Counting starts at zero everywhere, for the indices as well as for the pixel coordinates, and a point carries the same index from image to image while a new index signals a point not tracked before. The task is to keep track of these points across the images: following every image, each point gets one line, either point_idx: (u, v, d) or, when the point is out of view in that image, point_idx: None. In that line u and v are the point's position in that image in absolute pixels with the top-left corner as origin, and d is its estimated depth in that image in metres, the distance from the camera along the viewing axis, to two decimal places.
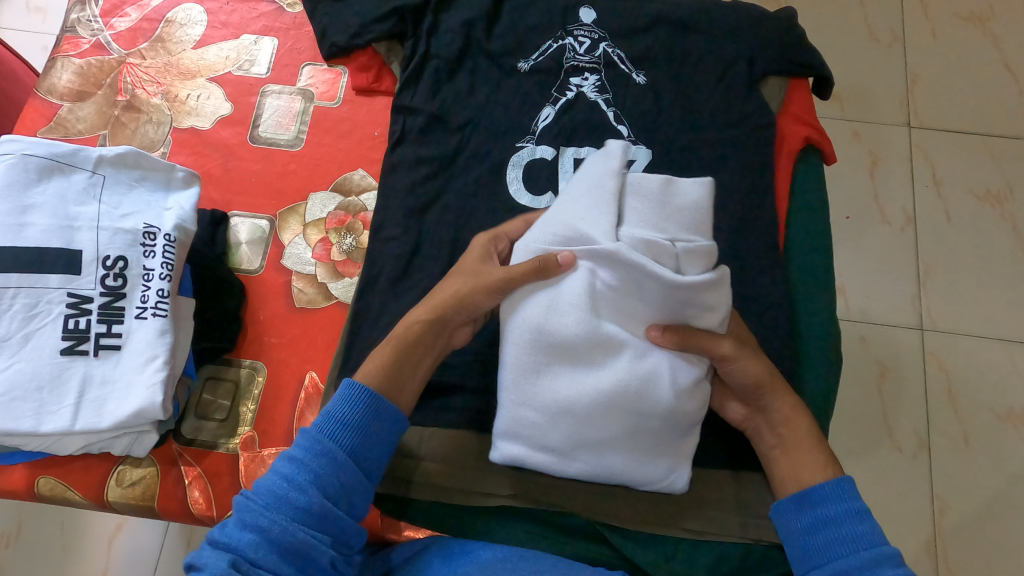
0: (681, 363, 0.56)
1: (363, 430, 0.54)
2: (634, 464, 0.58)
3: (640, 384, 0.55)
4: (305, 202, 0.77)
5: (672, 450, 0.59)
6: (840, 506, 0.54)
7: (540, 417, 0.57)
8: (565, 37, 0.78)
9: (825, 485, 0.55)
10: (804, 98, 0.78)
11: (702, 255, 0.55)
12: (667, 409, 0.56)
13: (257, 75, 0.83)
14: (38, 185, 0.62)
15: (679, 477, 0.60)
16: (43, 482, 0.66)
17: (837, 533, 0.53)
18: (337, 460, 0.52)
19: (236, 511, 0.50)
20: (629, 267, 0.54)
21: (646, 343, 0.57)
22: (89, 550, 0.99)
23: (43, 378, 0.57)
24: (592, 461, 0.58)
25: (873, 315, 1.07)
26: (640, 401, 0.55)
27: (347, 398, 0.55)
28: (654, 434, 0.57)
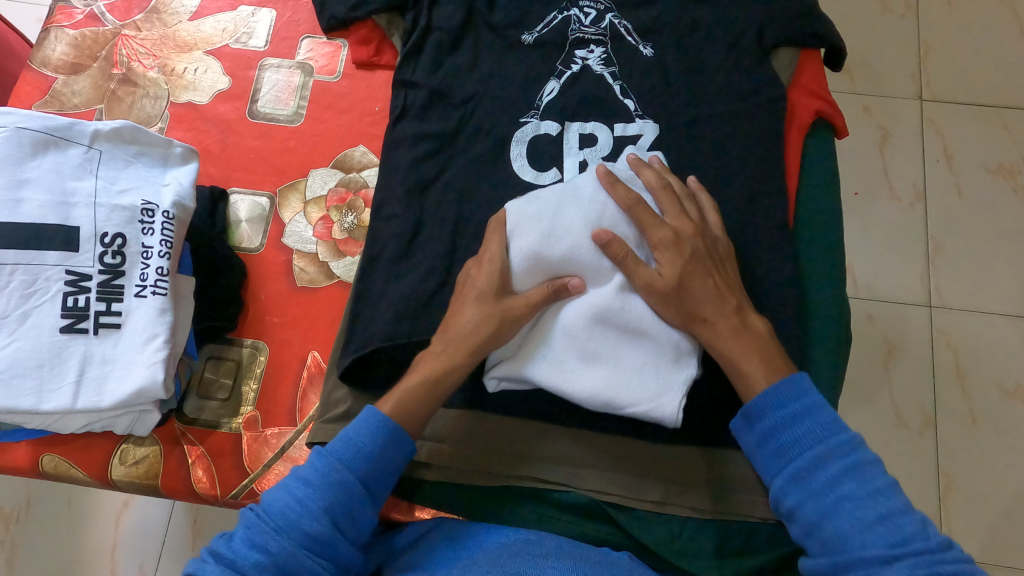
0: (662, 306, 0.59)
1: (379, 462, 0.54)
2: (622, 382, 0.57)
3: (629, 299, 0.58)
4: (305, 179, 0.76)
5: (662, 374, 0.57)
6: (780, 413, 0.54)
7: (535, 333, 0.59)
8: (570, 8, 0.76)
9: (759, 397, 0.55)
10: (815, 70, 0.76)
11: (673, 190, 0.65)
12: (652, 326, 0.58)
13: (255, 48, 0.81)
14: (33, 159, 0.61)
15: (668, 402, 0.56)
16: (46, 460, 0.66)
17: (785, 440, 0.54)
18: (350, 490, 0.53)
19: (246, 525, 0.51)
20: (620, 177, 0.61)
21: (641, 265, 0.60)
22: (97, 526, 1.00)
23: (43, 356, 0.56)
24: (579, 376, 0.57)
25: (881, 293, 1.06)
26: (626, 316, 0.58)
27: (368, 425, 0.55)
28: (641, 353, 0.58)
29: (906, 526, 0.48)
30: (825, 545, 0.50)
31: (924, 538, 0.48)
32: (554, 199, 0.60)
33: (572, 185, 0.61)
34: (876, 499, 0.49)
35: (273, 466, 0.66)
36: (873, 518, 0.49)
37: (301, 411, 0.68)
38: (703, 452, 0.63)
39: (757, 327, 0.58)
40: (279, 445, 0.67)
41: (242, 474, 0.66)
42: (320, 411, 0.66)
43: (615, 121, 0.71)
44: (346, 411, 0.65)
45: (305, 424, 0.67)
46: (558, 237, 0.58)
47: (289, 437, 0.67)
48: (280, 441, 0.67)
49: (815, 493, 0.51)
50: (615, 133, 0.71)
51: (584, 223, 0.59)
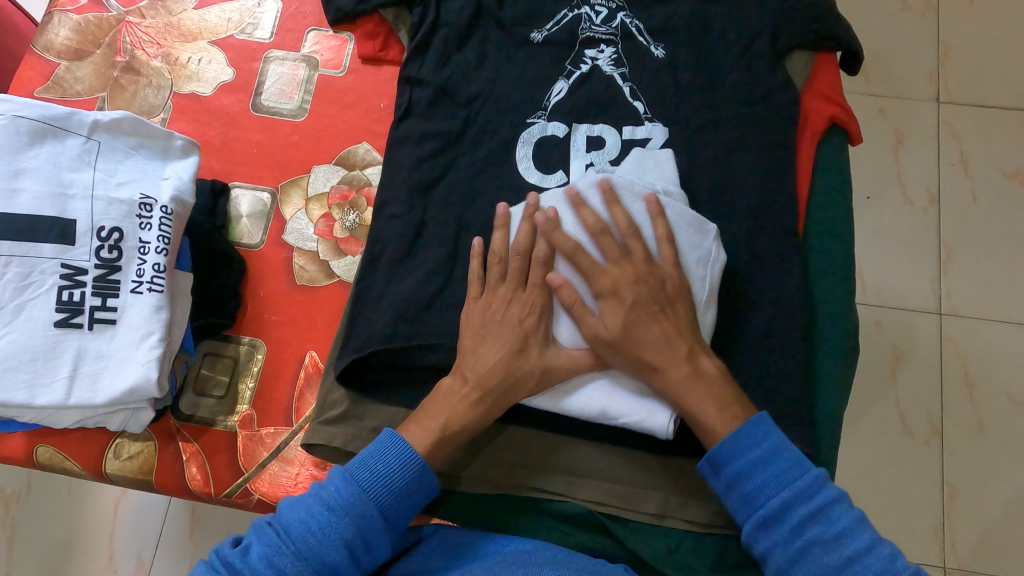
0: None
1: (400, 496, 0.55)
2: (615, 393, 0.58)
3: None
4: (308, 175, 0.75)
5: (655, 389, 0.57)
6: (746, 458, 0.53)
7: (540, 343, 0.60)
8: (581, 6, 0.74)
9: (722, 443, 0.54)
10: (830, 74, 0.74)
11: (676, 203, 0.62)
12: None
13: (260, 40, 0.79)
14: (30, 149, 0.59)
15: (660, 415, 0.56)
16: (41, 451, 0.65)
17: (750, 487, 0.53)
18: (371, 521, 0.53)
19: (264, 542, 0.51)
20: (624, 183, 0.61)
21: None
22: (95, 513, 1.02)
23: (36, 350, 0.55)
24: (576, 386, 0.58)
25: (891, 300, 1.04)
26: None
27: (394, 456, 0.55)
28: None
29: (874, 564, 0.49)
30: None
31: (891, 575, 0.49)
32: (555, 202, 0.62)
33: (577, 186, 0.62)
34: (845, 539, 0.50)
35: (267, 466, 0.65)
36: (843, 562, 0.50)
37: (297, 411, 0.67)
38: (703, 465, 0.61)
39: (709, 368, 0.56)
40: (275, 445, 0.66)
41: (237, 473, 0.65)
42: (316, 413, 0.65)
43: (623, 124, 0.70)
44: (342, 413, 0.64)
45: (301, 425, 0.67)
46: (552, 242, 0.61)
47: (284, 437, 0.66)
48: (276, 440, 0.66)
49: (786, 541, 0.52)
50: (623, 136, 0.70)
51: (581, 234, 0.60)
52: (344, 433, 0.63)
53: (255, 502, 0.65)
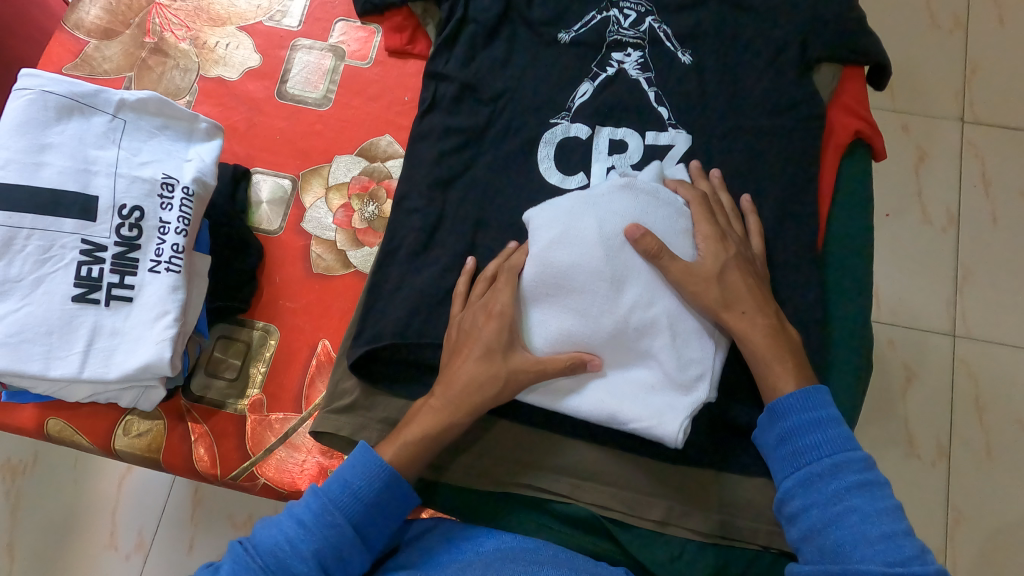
0: (682, 330, 0.58)
1: (373, 507, 0.55)
2: (626, 400, 0.57)
3: (639, 320, 0.57)
4: (329, 165, 0.75)
5: (665, 397, 0.57)
6: (809, 415, 0.54)
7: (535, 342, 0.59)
8: (610, 8, 0.74)
9: (789, 396, 0.55)
10: (858, 89, 0.73)
11: (683, 221, 0.62)
12: (662, 350, 0.57)
13: (288, 27, 0.80)
14: (57, 125, 0.60)
15: (670, 422, 0.55)
16: (51, 424, 0.66)
17: (801, 445, 0.54)
18: (342, 533, 0.53)
19: (233, 557, 0.52)
20: (644, 190, 0.61)
21: (656, 284, 0.58)
22: (99, 487, 1.03)
23: (53, 323, 0.56)
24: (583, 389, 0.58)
25: (903, 319, 1.03)
26: (634, 337, 0.58)
27: (365, 467, 0.55)
28: (648, 374, 0.58)
29: (907, 548, 0.48)
30: (821, 551, 0.50)
31: (920, 563, 0.47)
32: (571, 206, 0.60)
33: (592, 194, 0.61)
34: (882, 518, 0.49)
35: (274, 451, 0.66)
36: (877, 535, 0.49)
37: (307, 399, 0.68)
38: (710, 473, 0.61)
39: (793, 334, 0.59)
40: (283, 431, 0.66)
41: (243, 457, 0.66)
42: (325, 401, 0.65)
43: (646, 129, 0.70)
44: (352, 403, 0.64)
45: (310, 412, 0.67)
46: (567, 244, 0.58)
47: (292, 424, 0.67)
48: (284, 426, 0.67)
49: (825, 501, 0.51)
50: (645, 141, 0.69)
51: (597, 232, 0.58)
52: (353, 423, 0.63)
53: (259, 486, 0.66)
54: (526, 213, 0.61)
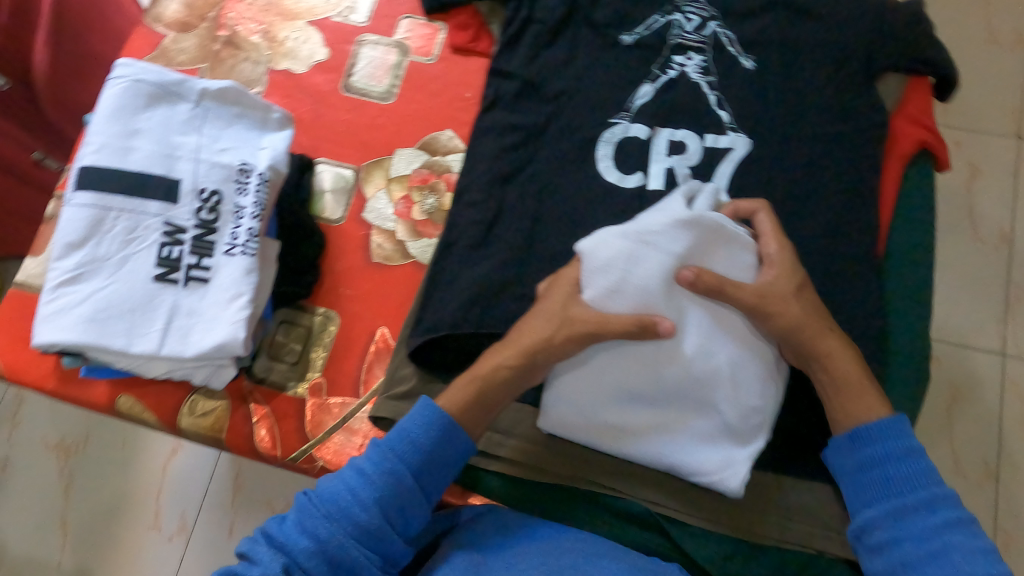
0: (743, 378, 0.56)
1: (430, 456, 0.56)
2: (687, 450, 0.58)
3: (700, 370, 0.56)
4: (390, 157, 0.77)
5: (727, 447, 0.57)
6: (895, 445, 0.54)
7: (589, 392, 0.58)
8: (673, 13, 0.75)
9: (876, 423, 0.54)
10: (923, 99, 0.73)
11: (746, 252, 0.58)
12: (723, 402, 0.57)
13: (356, 23, 0.82)
14: (145, 112, 0.63)
15: (733, 475, 0.56)
16: (122, 401, 0.68)
17: (882, 475, 0.54)
18: (402, 481, 0.54)
19: (298, 510, 0.53)
20: (706, 224, 0.57)
21: (716, 329, 0.57)
22: (147, 469, 1.05)
23: (136, 301, 0.58)
24: (640, 438, 0.59)
25: (948, 334, 1.03)
26: (693, 387, 0.57)
27: (420, 417, 0.56)
28: (707, 422, 0.58)
29: None
30: None
31: None
32: (627, 247, 0.57)
33: (649, 231, 0.57)
34: (983, 560, 0.48)
35: (333, 434, 0.67)
36: None
37: (365, 383, 0.69)
38: (764, 474, 0.62)
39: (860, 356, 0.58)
40: (341, 414, 0.68)
41: (303, 439, 0.67)
42: (384, 386, 0.67)
43: (706, 132, 0.70)
44: (410, 389, 0.66)
45: (368, 397, 0.68)
46: (625, 291, 0.56)
47: (351, 408, 0.68)
48: (342, 410, 0.68)
49: (915, 536, 0.51)
50: (705, 143, 0.70)
51: (656, 279, 0.56)
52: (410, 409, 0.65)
53: (318, 469, 0.67)
54: (578, 244, 0.58)
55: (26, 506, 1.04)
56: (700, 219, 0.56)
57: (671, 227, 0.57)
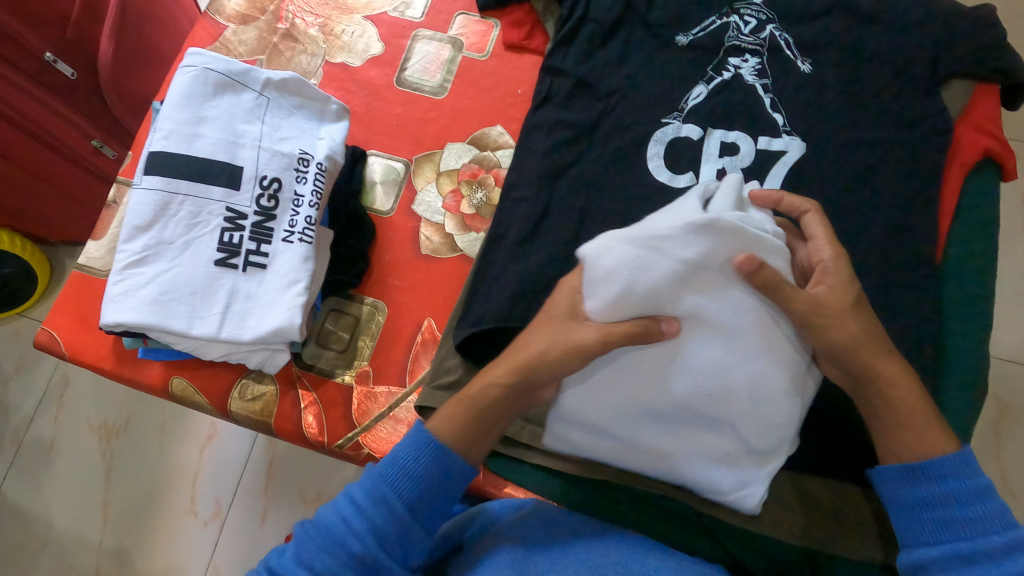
0: (763, 396, 0.52)
1: (425, 486, 0.54)
2: (701, 468, 0.56)
3: (716, 388, 0.52)
4: (441, 151, 0.78)
5: (742, 463, 0.56)
6: (966, 482, 0.49)
7: (602, 411, 0.57)
8: (730, 14, 0.74)
9: (944, 457, 0.50)
10: (991, 107, 0.71)
11: (776, 260, 0.52)
12: (738, 421, 0.53)
13: (411, 19, 0.83)
14: (212, 100, 0.64)
15: (750, 493, 0.56)
16: (175, 383, 0.69)
17: (951, 511, 0.49)
18: (394, 513, 0.52)
19: (297, 540, 0.53)
20: (725, 229, 0.50)
21: (737, 342, 0.52)
22: (185, 453, 1.07)
23: (197, 285, 0.59)
24: (656, 454, 0.58)
25: (998, 350, 1.01)
26: (709, 406, 0.53)
27: (414, 446, 0.55)
28: (722, 440, 0.55)
29: None
30: None
31: None
32: (632, 255, 0.51)
33: (657, 236, 0.51)
34: None
35: (379, 423, 0.68)
36: None
37: (410, 373, 0.70)
38: (811, 479, 0.61)
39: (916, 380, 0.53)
40: (387, 403, 0.69)
41: (349, 426, 0.68)
42: (430, 377, 0.67)
43: (760, 134, 0.70)
44: (456, 380, 0.66)
45: (414, 387, 0.69)
46: (630, 302, 0.51)
47: (397, 397, 0.69)
48: (388, 399, 0.69)
49: None
50: (758, 146, 0.70)
51: (668, 290, 0.51)
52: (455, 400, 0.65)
53: (363, 456, 0.68)
54: (580, 248, 0.53)
55: (68, 485, 1.07)
56: (716, 224, 0.49)
57: (685, 232, 0.50)
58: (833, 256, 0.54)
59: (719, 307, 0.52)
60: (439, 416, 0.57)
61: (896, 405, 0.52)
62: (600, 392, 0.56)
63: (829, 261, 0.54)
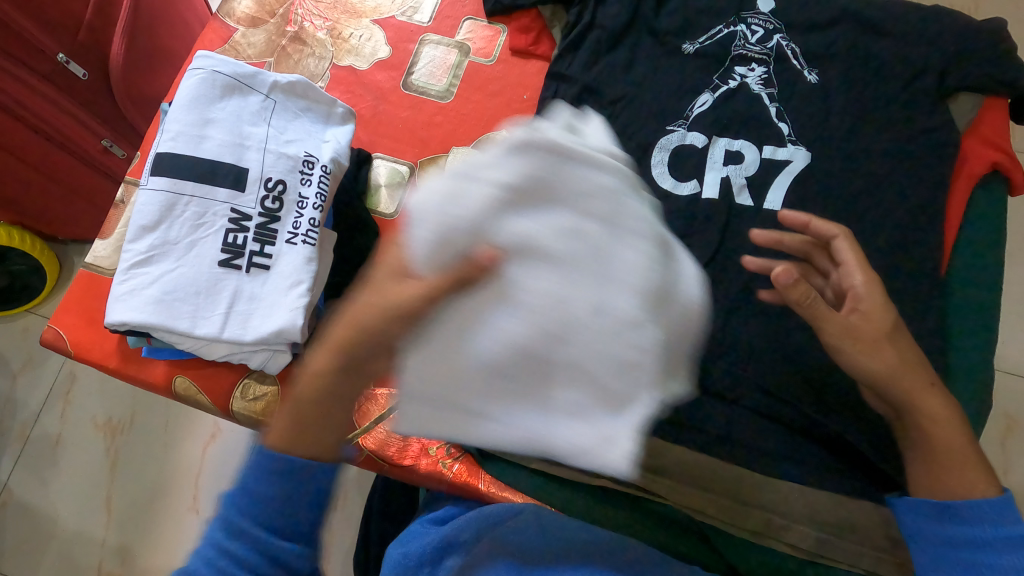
0: (624, 328, 0.46)
1: (280, 501, 0.51)
2: (559, 427, 0.50)
3: (560, 323, 0.46)
4: (446, 155, 0.78)
5: (602, 416, 0.48)
6: (1002, 531, 0.51)
7: (443, 377, 0.49)
8: (737, 23, 0.74)
9: (986, 502, 0.51)
10: (997, 120, 0.70)
11: (601, 177, 0.48)
12: (592, 361, 0.46)
13: (419, 23, 0.83)
14: (219, 102, 0.64)
15: (615, 449, 0.48)
16: (178, 382, 0.70)
17: (981, 554, 0.50)
18: (257, 535, 0.50)
19: None
20: (546, 147, 0.47)
21: (600, 275, 0.46)
22: (188, 450, 1.08)
23: (200, 285, 0.60)
24: (511, 424, 0.50)
25: (1004, 364, 1.01)
26: (567, 352, 0.46)
27: (253, 466, 0.52)
28: (581, 390, 0.48)
29: None
30: None
31: None
32: (447, 186, 0.46)
33: (477, 165, 0.47)
34: None
35: (379, 424, 0.68)
36: None
37: None
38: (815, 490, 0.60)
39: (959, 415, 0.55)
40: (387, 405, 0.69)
41: None
42: None
43: (765, 143, 0.70)
44: None
45: None
46: (455, 238, 0.46)
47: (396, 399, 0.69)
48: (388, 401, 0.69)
49: None
50: (763, 155, 0.70)
51: (494, 219, 0.46)
52: None
53: (362, 457, 0.68)
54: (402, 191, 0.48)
55: (72, 481, 1.08)
56: (533, 141, 0.47)
57: (502, 156, 0.47)
58: (865, 282, 0.54)
59: (548, 232, 0.46)
60: (274, 428, 0.53)
61: (936, 439, 0.53)
62: (434, 347, 0.48)
63: (861, 288, 0.55)
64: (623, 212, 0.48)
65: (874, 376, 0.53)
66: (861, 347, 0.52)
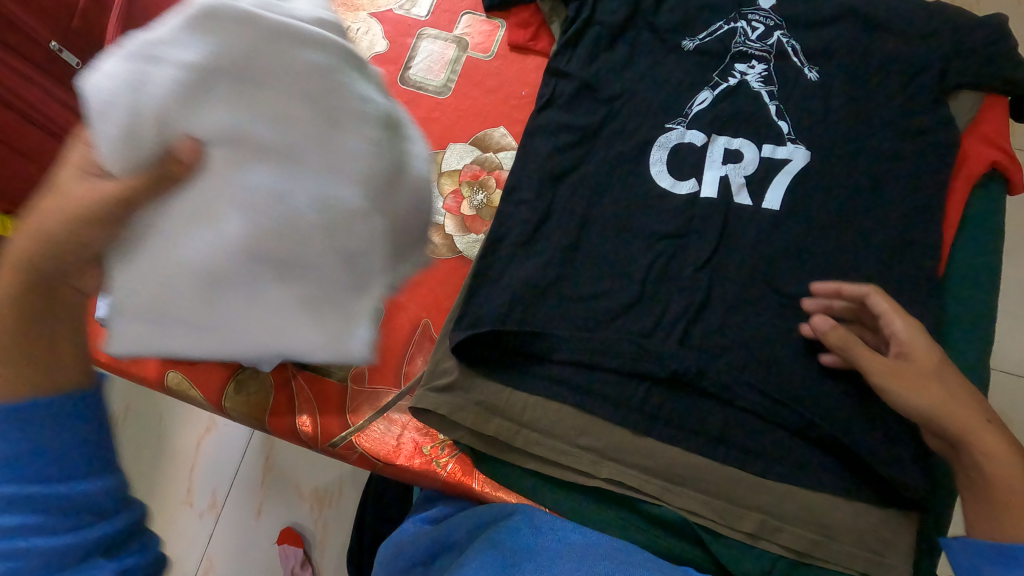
0: (326, 219, 0.42)
1: None
2: (284, 329, 0.46)
3: (270, 221, 0.40)
4: (443, 152, 0.77)
5: (341, 306, 0.47)
6: None
7: (154, 291, 0.43)
8: (738, 20, 0.74)
9: None
10: (998, 119, 0.70)
11: (320, 54, 0.43)
12: (318, 261, 0.43)
13: (416, 17, 0.82)
14: None
15: (355, 340, 0.49)
16: (171, 376, 0.69)
17: None
18: None
19: None
20: (225, 17, 0.40)
21: (252, 155, 0.40)
22: (182, 444, 1.08)
23: None
24: (233, 330, 0.46)
25: (1003, 364, 1.00)
26: (222, 246, 0.40)
27: None
28: (293, 290, 0.44)
29: None
30: None
31: None
32: (125, 68, 0.38)
33: (147, 39, 0.39)
34: None
35: (374, 422, 0.68)
36: None
37: (406, 374, 0.69)
38: (809, 492, 0.60)
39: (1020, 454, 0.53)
40: (382, 403, 0.68)
41: (343, 425, 0.68)
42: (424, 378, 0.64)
43: (764, 142, 0.70)
44: (451, 382, 0.63)
45: (409, 387, 0.69)
46: (167, 134, 0.38)
47: (392, 397, 0.68)
48: (383, 399, 0.68)
49: None
50: (762, 154, 0.69)
51: (180, 109, 0.38)
52: (454, 403, 0.62)
53: (356, 455, 0.68)
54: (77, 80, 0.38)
55: None
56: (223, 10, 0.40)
57: (185, 28, 0.39)
58: (904, 326, 0.57)
59: (258, 119, 0.40)
60: None
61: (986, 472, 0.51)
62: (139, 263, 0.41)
63: (902, 333, 0.57)
64: (342, 92, 0.43)
65: (930, 415, 0.53)
66: (905, 383, 0.55)
